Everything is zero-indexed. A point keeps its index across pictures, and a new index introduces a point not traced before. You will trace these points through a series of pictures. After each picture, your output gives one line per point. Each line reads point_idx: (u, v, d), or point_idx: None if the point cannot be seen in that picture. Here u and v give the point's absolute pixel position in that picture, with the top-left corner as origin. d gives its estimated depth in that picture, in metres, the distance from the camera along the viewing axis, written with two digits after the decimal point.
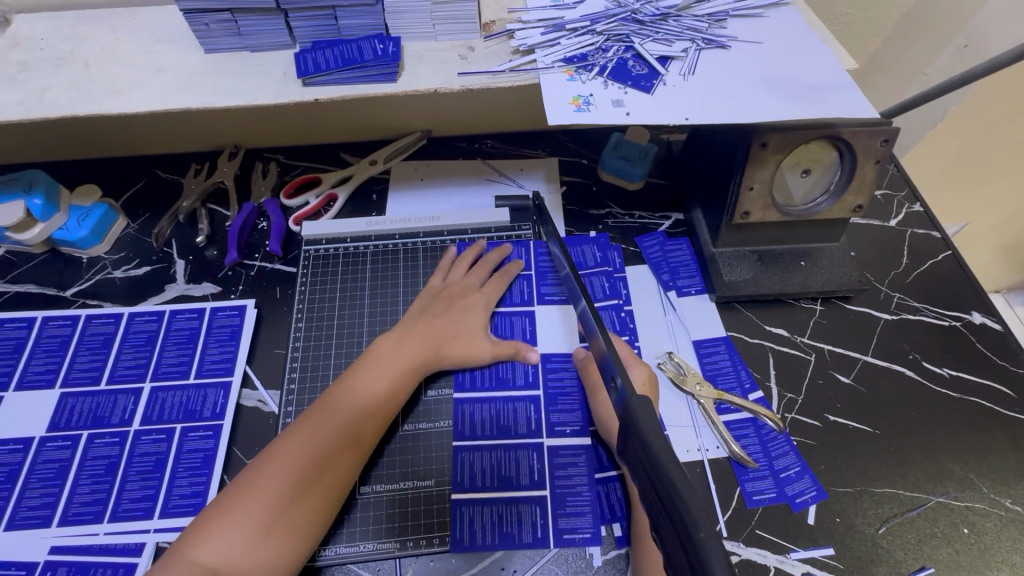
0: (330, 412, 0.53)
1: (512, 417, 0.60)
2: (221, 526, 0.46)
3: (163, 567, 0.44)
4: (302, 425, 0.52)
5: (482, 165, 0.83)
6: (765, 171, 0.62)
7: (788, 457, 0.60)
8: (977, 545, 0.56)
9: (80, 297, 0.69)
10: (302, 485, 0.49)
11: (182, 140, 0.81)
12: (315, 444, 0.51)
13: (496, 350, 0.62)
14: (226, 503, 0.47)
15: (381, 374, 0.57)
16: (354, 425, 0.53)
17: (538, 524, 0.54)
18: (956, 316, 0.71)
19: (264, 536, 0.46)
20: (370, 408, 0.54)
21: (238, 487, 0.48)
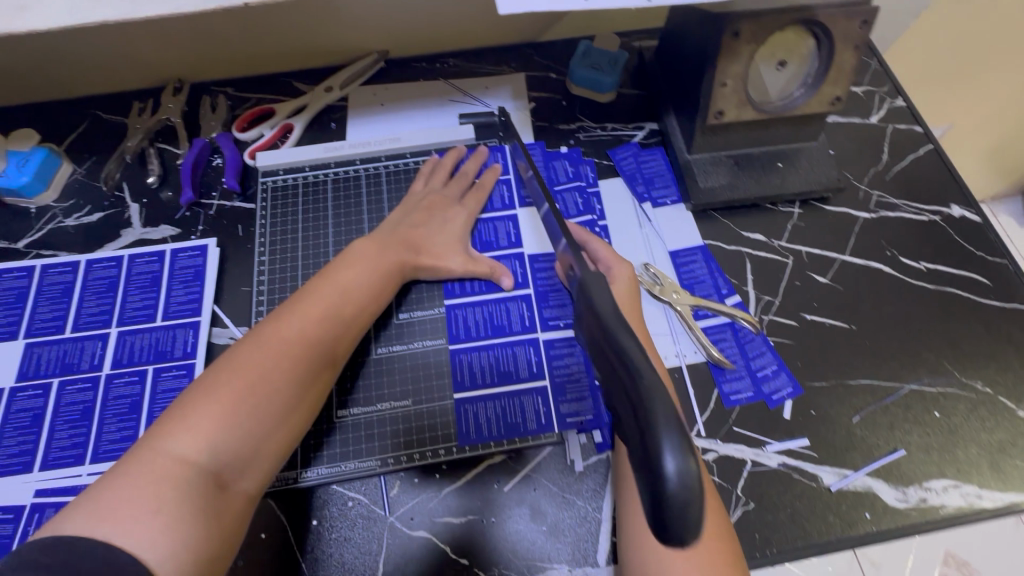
0: (308, 305, 0.50)
1: (506, 317, 0.60)
2: (195, 416, 0.42)
3: (131, 459, 0.40)
4: (277, 318, 0.49)
5: (445, 85, 0.78)
6: (738, 65, 0.59)
7: (765, 357, 0.61)
8: (947, 426, 0.57)
9: (33, 248, 0.67)
10: (296, 375, 0.47)
11: (119, 76, 0.75)
12: (308, 337, 0.49)
13: (468, 265, 0.60)
14: (197, 394, 0.43)
15: (358, 272, 0.55)
16: (334, 319, 0.51)
17: (542, 412, 0.56)
18: (935, 210, 0.70)
19: (248, 424, 0.43)
20: (349, 303, 0.53)
21: (222, 374, 0.45)
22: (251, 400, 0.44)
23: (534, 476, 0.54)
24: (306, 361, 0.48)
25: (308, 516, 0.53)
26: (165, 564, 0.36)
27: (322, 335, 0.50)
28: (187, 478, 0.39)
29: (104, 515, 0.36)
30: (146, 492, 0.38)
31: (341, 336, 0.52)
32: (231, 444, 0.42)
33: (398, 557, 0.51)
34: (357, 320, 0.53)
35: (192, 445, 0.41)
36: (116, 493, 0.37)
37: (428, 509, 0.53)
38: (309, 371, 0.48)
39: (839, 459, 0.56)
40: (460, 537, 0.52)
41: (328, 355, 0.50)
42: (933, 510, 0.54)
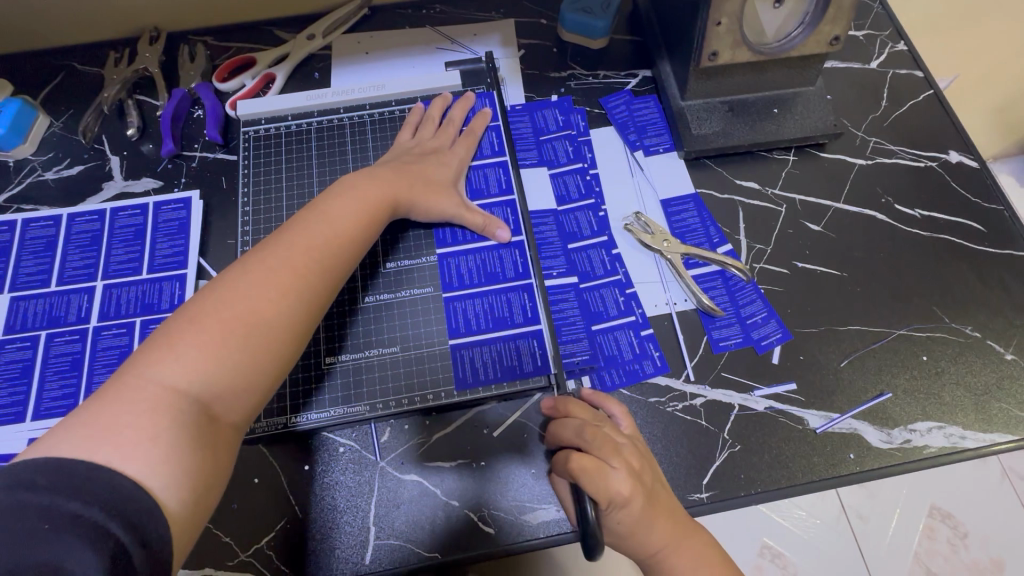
0: (296, 237, 0.48)
1: (497, 262, 0.60)
2: (183, 346, 0.40)
3: (113, 385, 0.39)
4: (264, 248, 0.47)
5: (432, 32, 0.75)
6: (734, 1, 0.56)
7: (754, 304, 0.60)
8: (934, 370, 0.58)
9: (14, 203, 0.65)
10: (283, 304, 0.44)
11: (91, 25, 0.72)
12: (295, 264, 0.46)
13: (463, 209, 0.59)
14: (183, 324, 0.42)
15: (348, 204, 0.52)
16: (325, 250, 0.48)
17: (538, 354, 0.56)
18: (932, 156, 0.68)
19: (234, 357, 0.41)
20: (341, 235, 0.50)
21: (208, 303, 0.43)
22: (242, 331, 0.42)
23: (523, 422, 0.55)
24: (297, 292, 0.45)
25: (300, 460, 0.53)
26: (170, 489, 0.36)
27: (313, 265, 0.47)
28: (180, 408, 0.39)
29: (99, 440, 0.36)
30: (139, 420, 0.37)
31: (334, 267, 0.49)
32: (220, 377, 0.41)
33: (390, 498, 0.52)
34: (350, 251, 0.51)
35: (181, 374, 0.40)
36: (109, 420, 0.37)
37: (418, 452, 0.54)
38: (302, 302, 0.46)
39: (825, 402, 0.57)
40: (452, 480, 0.53)
41: (322, 287, 0.47)
42: (917, 450, 0.55)
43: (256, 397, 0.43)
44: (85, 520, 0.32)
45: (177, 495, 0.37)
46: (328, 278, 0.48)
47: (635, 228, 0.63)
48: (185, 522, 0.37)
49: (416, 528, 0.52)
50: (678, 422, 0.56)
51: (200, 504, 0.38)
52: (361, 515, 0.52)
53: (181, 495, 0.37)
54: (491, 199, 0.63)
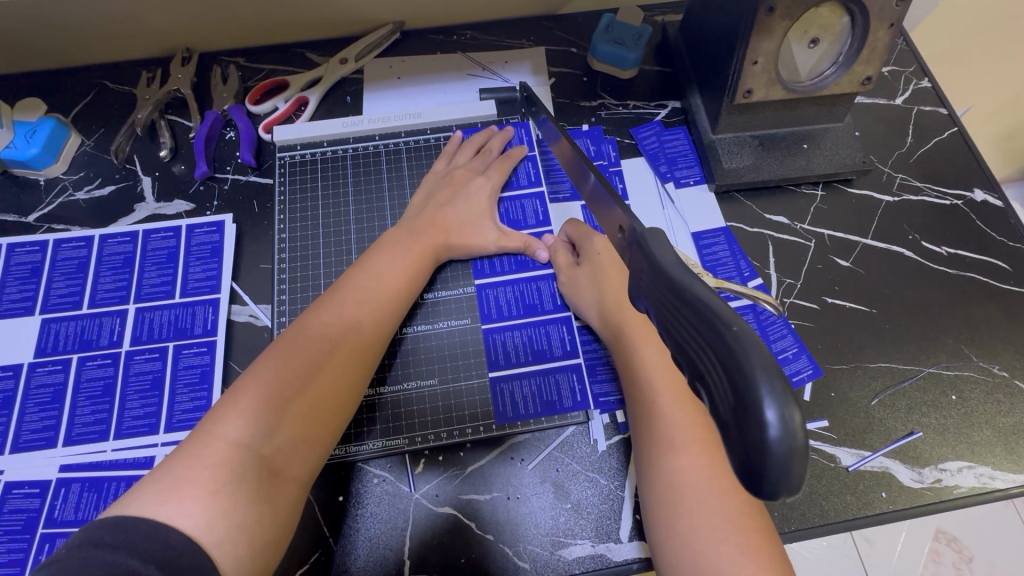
0: (348, 291, 0.51)
1: (534, 292, 0.60)
2: (248, 404, 0.43)
3: (186, 445, 0.41)
4: (320, 304, 0.50)
5: (463, 58, 0.76)
6: (772, 42, 0.57)
7: (786, 339, 0.61)
8: (963, 409, 0.58)
9: (45, 223, 0.65)
10: (340, 355, 0.48)
11: (124, 43, 0.72)
12: (348, 319, 0.49)
13: (501, 239, 0.60)
14: (247, 382, 0.44)
15: (394, 257, 0.55)
16: (374, 306, 0.51)
17: (576, 389, 0.56)
18: (958, 194, 0.69)
19: (297, 408, 0.44)
20: (387, 286, 0.53)
21: (270, 359, 0.46)
22: (300, 387, 0.45)
23: (557, 456, 0.55)
24: (350, 348, 0.48)
25: (335, 492, 0.53)
26: (223, 544, 0.37)
27: (365, 317, 0.50)
28: (243, 461, 0.40)
29: (165, 496, 0.37)
30: (202, 475, 0.39)
31: (382, 325, 0.52)
32: (282, 429, 0.43)
33: (423, 531, 0.52)
34: (397, 303, 0.53)
35: (244, 429, 0.42)
36: (175, 478, 0.39)
37: (454, 487, 0.54)
38: (356, 355, 0.49)
39: (857, 440, 0.57)
40: (485, 514, 0.53)
41: (371, 343, 0.50)
42: (948, 490, 0.55)
43: (315, 449, 0.45)
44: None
45: (229, 551, 0.37)
46: (376, 328, 0.51)
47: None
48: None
49: (450, 563, 0.51)
50: None
51: (252, 560, 0.39)
52: (394, 549, 0.52)
53: (233, 552, 0.37)
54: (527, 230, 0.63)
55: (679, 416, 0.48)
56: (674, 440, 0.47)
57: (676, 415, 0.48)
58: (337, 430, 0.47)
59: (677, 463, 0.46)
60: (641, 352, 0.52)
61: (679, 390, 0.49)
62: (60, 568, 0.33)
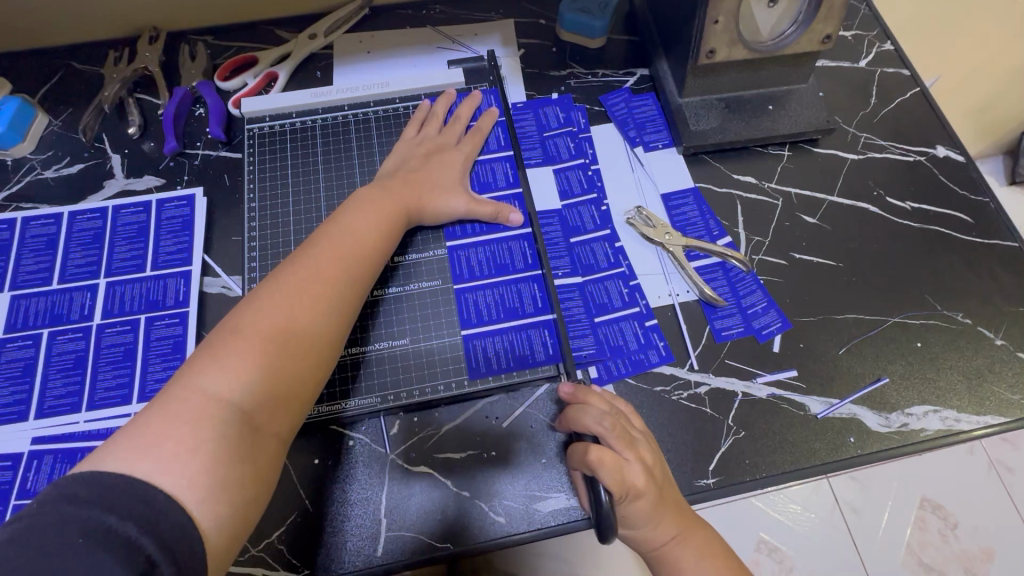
0: (324, 247, 0.51)
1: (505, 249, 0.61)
2: (228, 361, 0.42)
3: (159, 402, 0.40)
4: (295, 261, 0.50)
5: (432, 31, 0.76)
6: (731, 0, 0.58)
7: (755, 294, 0.62)
8: (929, 355, 0.60)
9: (13, 202, 0.65)
10: (319, 311, 0.48)
11: (92, 23, 0.72)
12: (325, 277, 0.49)
13: (471, 205, 0.60)
14: (225, 338, 0.44)
15: (369, 216, 0.55)
16: (352, 263, 0.52)
17: (549, 343, 0.57)
18: (921, 151, 0.70)
19: (277, 364, 0.44)
20: (362, 245, 0.53)
21: (245, 315, 0.45)
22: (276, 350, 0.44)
23: (533, 412, 0.56)
24: (326, 310, 0.48)
25: (312, 454, 0.54)
26: (204, 503, 0.37)
27: (343, 274, 0.50)
28: (221, 417, 0.40)
29: (142, 452, 0.37)
30: (180, 432, 0.38)
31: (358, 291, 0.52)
32: (262, 385, 0.43)
33: (401, 490, 0.53)
34: (373, 262, 0.54)
35: (223, 384, 0.41)
36: (155, 432, 0.38)
37: (429, 445, 0.54)
38: (335, 313, 0.49)
39: (825, 388, 0.58)
40: (464, 472, 0.54)
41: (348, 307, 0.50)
42: (915, 433, 0.56)
43: (295, 405, 0.45)
44: (117, 534, 0.33)
45: (211, 511, 0.37)
46: (354, 287, 0.51)
47: (642, 225, 0.64)
48: (213, 543, 0.38)
49: (427, 520, 0.52)
50: (683, 410, 0.57)
51: (235, 519, 0.39)
52: (372, 508, 0.52)
53: (216, 512, 0.38)
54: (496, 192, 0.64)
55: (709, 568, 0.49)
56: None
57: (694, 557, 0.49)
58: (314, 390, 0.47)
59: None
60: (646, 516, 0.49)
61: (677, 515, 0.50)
62: (33, 526, 0.32)
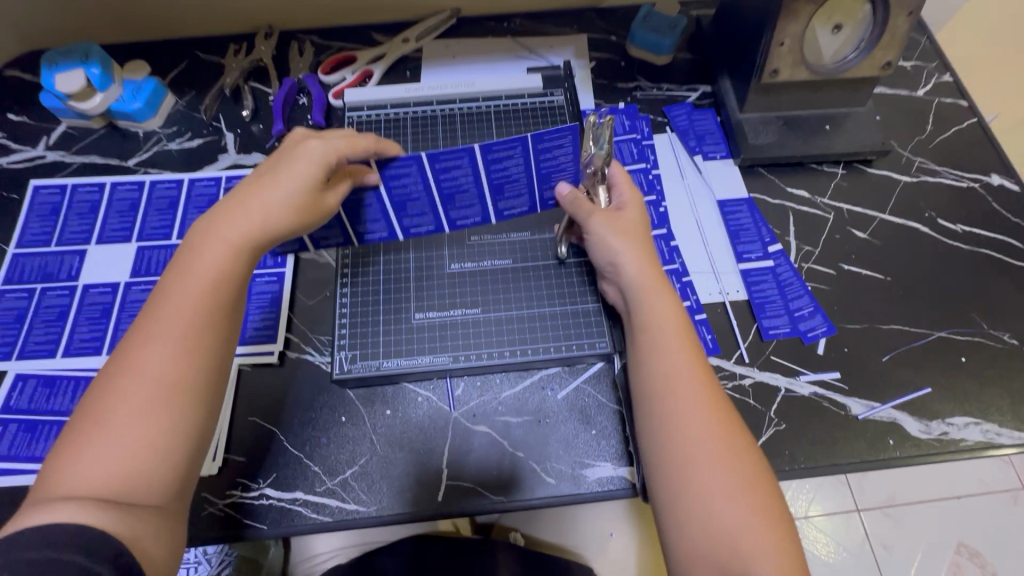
0: (167, 304, 0.45)
1: (404, 178, 0.55)
2: (82, 445, 0.40)
3: (44, 488, 0.39)
4: (144, 321, 0.45)
5: (512, 42, 0.83)
6: (797, 25, 0.63)
7: (803, 299, 0.65)
8: (972, 370, 0.62)
9: (142, 167, 0.74)
10: (164, 365, 0.43)
11: (219, 18, 0.82)
12: (172, 332, 0.44)
13: (297, 212, 0.50)
14: (85, 414, 0.41)
15: (202, 264, 0.47)
16: (195, 305, 0.45)
17: (605, 323, 0.62)
18: (975, 178, 0.73)
19: (163, 422, 0.42)
20: (196, 297, 0.46)
21: (105, 387, 0.42)
22: (151, 410, 0.42)
23: (585, 387, 0.61)
24: (149, 372, 0.43)
25: (384, 406, 0.60)
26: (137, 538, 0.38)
27: (196, 310, 0.45)
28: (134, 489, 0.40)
29: (47, 506, 0.37)
30: (93, 484, 0.39)
31: (178, 382, 0.43)
32: (167, 455, 0.42)
33: (462, 444, 0.58)
34: (206, 319, 0.45)
35: (129, 458, 0.40)
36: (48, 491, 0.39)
37: (491, 408, 0.60)
38: (175, 361, 0.43)
39: (867, 391, 0.61)
40: (520, 434, 0.59)
41: (179, 370, 0.43)
42: (954, 442, 0.58)
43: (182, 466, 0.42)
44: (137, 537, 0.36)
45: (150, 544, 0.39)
46: (186, 327, 0.44)
47: (599, 189, 0.60)
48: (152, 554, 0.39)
49: (484, 473, 0.57)
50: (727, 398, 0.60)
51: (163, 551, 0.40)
52: (436, 457, 0.58)
53: (158, 544, 0.40)
54: (479, 166, 0.55)
55: (716, 449, 0.46)
56: (694, 504, 0.44)
57: (709, 437, 0.46)
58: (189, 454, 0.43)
59: (722, 520, 0.43)
60: (649, 297, 0.53)
61: (687, 346, 0.51)
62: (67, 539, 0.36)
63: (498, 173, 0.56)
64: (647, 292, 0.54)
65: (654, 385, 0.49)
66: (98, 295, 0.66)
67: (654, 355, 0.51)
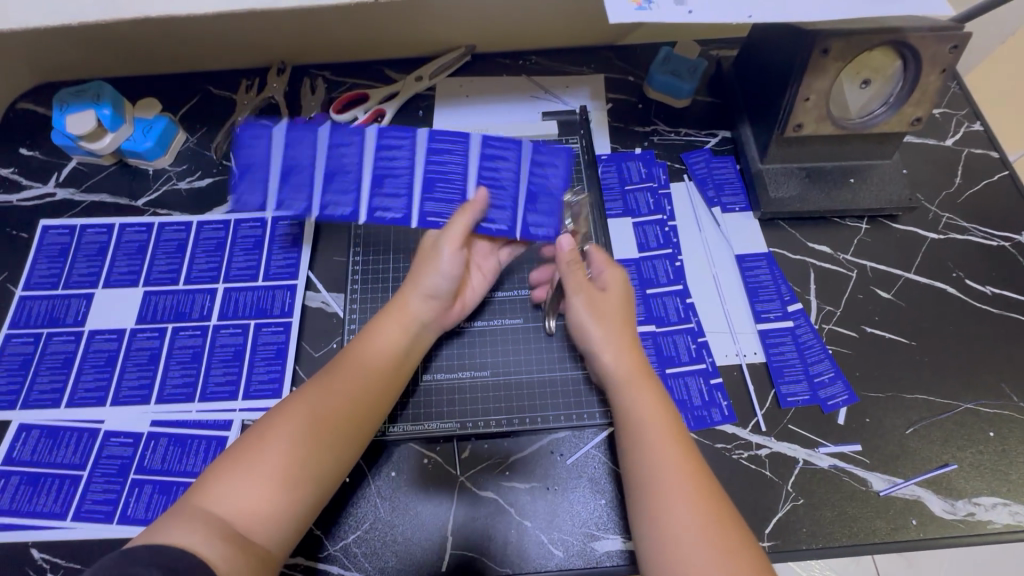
0: (345, 369, 0.53)
1: (393, 149, 0.61)
2: (230, 472, 0.46)
3: (188, 503, 0.44)
4: (323, 375, 0.52)
5: (528, 81, 0.82)
6: (824, 80, 0.61)
7: (823, 363, 0.63)
8: (1001, 447, 0.59)
9: (151, 207, 0.74)
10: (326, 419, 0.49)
11: (231, 53, 0.82)
12: (339, 393, 0.51)
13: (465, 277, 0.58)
14: (246, 440, 0.48)
15: (380, 341, 0.55)
16: (368, 378, 0.53)
17: None
18: (1005, 236, 0.70)
19: (305, 466, 0.47)
20: (374, 369, 0.54)
21: (271, 420, 0.49)
22: (288, 460, 0.47)
23: (595, 454, 0.59)
24: (311, 421, 0.49)
25: (389, 468, 0.58)
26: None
27: (366, 383, 0.53)
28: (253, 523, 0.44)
29: (185, 523, 0.42)
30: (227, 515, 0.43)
31: (318, 435, 0.49)
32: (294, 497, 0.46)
33: (468, 511, 0.57)
34: (371, 391, 0.53)
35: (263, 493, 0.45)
36: (189, 506, 0.44)
37: (497, 474, 0.58)
38: (338, 418, 0.50)
39: (890, 465, 0.58)
40: (527, 502, 0.57)
41: (331, 426, 0.50)
42: (981, 524, 0.56)
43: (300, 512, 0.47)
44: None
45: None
46: (355, 391, 0.52)
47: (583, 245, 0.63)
48: None
49: (488, 544, 0.55)
50: (743, 470, 0.58)
51: None
52: (441, 524, 0.56)
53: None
54: (474, 156, 0.62)
55: (709, 551, 0.43)
56: None
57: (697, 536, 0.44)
58: (305, 510, 0.47)
59: None
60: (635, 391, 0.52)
61: (671, 433, 0.49)
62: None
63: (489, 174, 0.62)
64: (630, 387, 0.53)
65: (640, 480, 0.48)
66: (104, 342, 0.65)
67: (636, 449, 0.49)
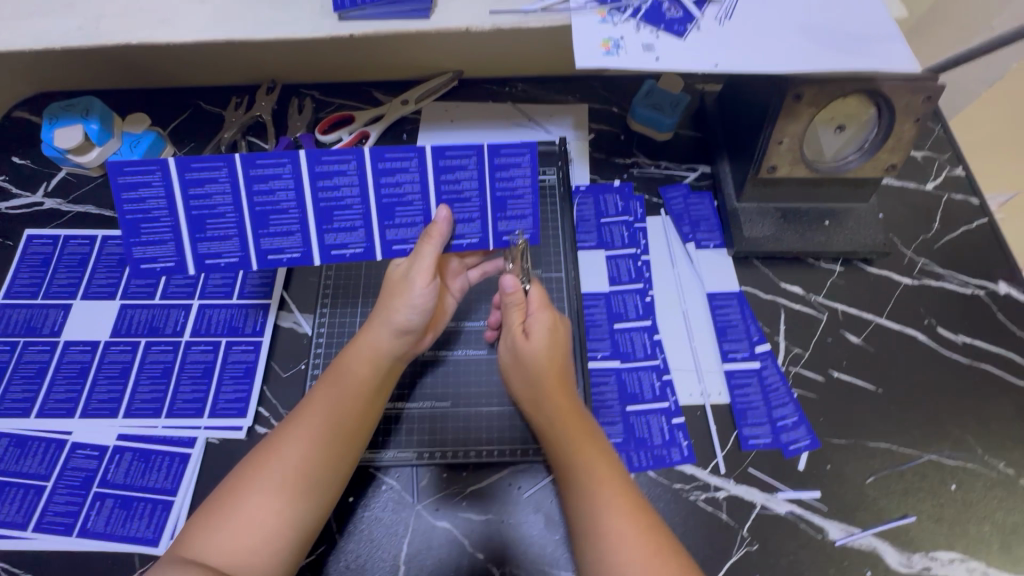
0: (314, 407, 0.54)
1: (334, 178, 0.55)
2: (212, 522, 0.47)
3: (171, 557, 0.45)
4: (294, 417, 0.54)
5: (512, 109, 0.83)
6: (798, 125, 0.61)
7: (787, 407, 0.63)
8: (962, 500, 0.59)
9: None
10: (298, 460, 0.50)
11: (223, 70, 0.83)
12: (309, 433, 0.52)
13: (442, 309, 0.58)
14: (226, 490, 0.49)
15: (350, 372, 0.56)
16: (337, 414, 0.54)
17: None
18: (980, 285, 0.70)
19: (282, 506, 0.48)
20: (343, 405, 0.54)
21: (246, 468, 0.50)
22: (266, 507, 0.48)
23: (551, 489, 0.59)
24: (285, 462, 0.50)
25: (346, 493, 0.59)
26: None
27: (336, 421, 0.53)
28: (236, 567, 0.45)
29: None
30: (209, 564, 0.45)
31: (291, 476, 0.50)
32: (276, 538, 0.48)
33: (422, 541, 0.57)
34: (341, 424, 0.53)
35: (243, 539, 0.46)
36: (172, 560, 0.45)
37: (453, 504, 0.59)
38: (308, 457, 0.51)
39: (848, 514, 0.58)
40: (479, 534, 0.57)
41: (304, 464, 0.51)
42: None
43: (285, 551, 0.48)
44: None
45: None
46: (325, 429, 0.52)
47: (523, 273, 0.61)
48: None
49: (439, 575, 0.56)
50: (699, 512, 0.58)
51: None
52: (393, 553, 0.56)
53: None
54: (429, 171, 0.55)
55: None
56: None
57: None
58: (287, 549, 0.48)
59: None
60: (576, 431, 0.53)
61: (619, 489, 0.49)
62: None
63: (450, 189, 0.56)
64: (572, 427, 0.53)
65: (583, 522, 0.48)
66: (78, 353, 0.66)
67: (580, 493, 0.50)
